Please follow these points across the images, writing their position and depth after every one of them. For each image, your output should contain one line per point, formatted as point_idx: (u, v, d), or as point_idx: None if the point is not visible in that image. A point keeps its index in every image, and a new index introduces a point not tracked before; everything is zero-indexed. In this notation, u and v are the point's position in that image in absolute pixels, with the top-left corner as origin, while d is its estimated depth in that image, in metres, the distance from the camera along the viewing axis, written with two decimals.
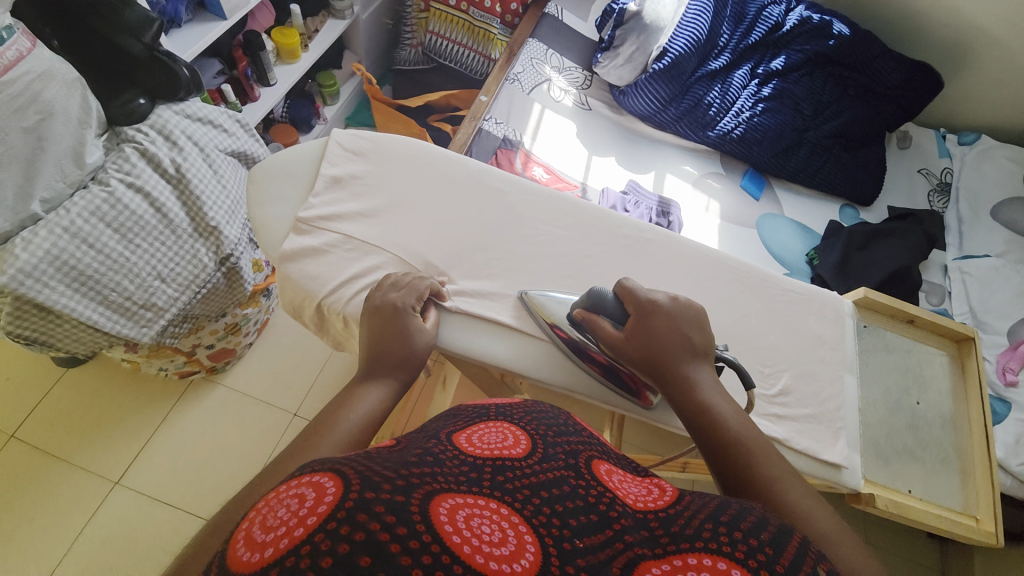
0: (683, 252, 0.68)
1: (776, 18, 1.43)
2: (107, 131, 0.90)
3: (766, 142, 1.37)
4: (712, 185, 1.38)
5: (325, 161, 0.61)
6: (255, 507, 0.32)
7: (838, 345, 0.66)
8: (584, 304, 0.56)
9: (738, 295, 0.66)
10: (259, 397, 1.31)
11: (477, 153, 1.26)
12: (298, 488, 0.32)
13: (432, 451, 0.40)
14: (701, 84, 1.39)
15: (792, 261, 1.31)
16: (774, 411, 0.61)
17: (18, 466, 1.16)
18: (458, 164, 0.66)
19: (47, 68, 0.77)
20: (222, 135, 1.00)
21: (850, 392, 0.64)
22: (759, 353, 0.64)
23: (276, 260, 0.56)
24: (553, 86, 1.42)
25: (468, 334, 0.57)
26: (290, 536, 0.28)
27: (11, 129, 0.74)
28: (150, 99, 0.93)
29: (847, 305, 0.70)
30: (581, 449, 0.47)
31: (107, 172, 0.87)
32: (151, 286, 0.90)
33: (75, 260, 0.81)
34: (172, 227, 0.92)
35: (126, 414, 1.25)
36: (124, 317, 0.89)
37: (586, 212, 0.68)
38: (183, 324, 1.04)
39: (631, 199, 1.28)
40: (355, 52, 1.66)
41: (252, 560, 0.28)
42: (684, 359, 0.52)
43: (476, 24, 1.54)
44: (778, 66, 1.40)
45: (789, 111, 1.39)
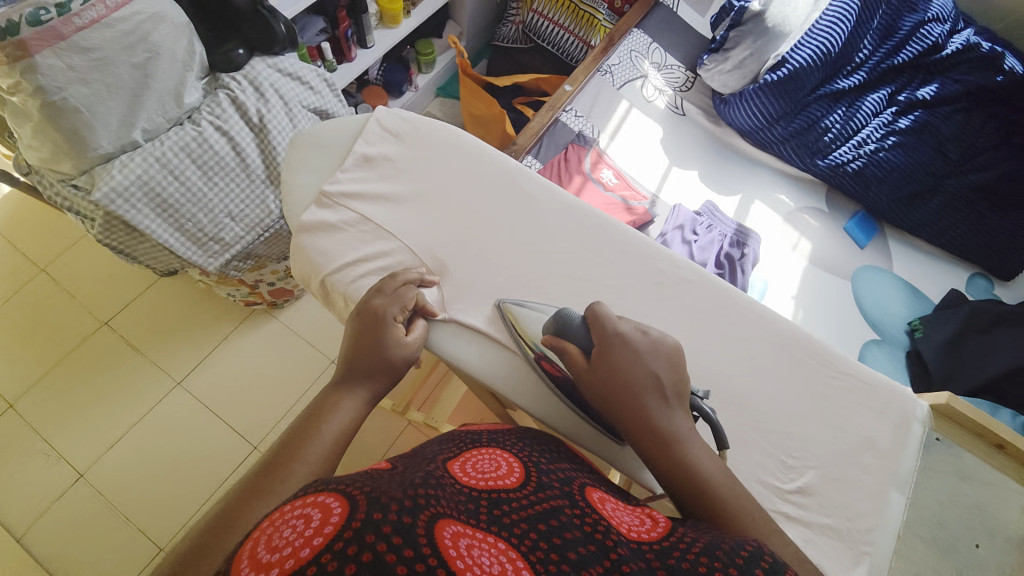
0: (722, 302, 0.59)
1: (937, 38, 1.20)
2: (208, 76, 0.98)
3: (888, 182, 1.16)
4: (808, 221, 1.21)
5: (361, 138, 0.61)
6: (259, 528, 0.30)
7: (891, 454, 0.55)
8: (551, 328, 0.52)
9: (775, 365, 0.57)
10: (305, 339, 1.41)
11: (548, 145, 1.21)
12: (304, 510, 0.30)
13: (429, 474, 0.39)
14: (820, 104, 1.20)
15: (888, 326, 1.12)
16: (785, 511, 0.52)
17: (106, 350, 1.34)
18: (494, 161, 0.63)
19: (159, 10, 0.85)
20: (308, 92, 1.05)
21: (892, 513, 0.53)
22: (785, 439, 0.55)
23: (293, 229, 0.57)
24: (647, 84, 1.31)
25: (456, 343, 0.55)
26: (295, 557, 0.27)
27: (120, 63, 0.82)
28: (249, 50, 1.00)
29: (921, 409, 0.57)
30: (574, 477, 0.46)
31: (201, 114, 0.95)
32: (221, 222, 0.99)
33: (161, 188, 0.91)
34: (248, 172, 0.99)
35: (196, 326, 1.39)
36: (195, 246, 0.98)
37: (621, 236, 0.62)
38: (246, 261, 1.12)
39: (704, 221, 1.15)
40: (458, 23, 1.65)
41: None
42: (655, 403, 0.47)
43: (582, 6, 1.47)
44: (926, 96, 1.18)
45: (927, 151, 1.16)
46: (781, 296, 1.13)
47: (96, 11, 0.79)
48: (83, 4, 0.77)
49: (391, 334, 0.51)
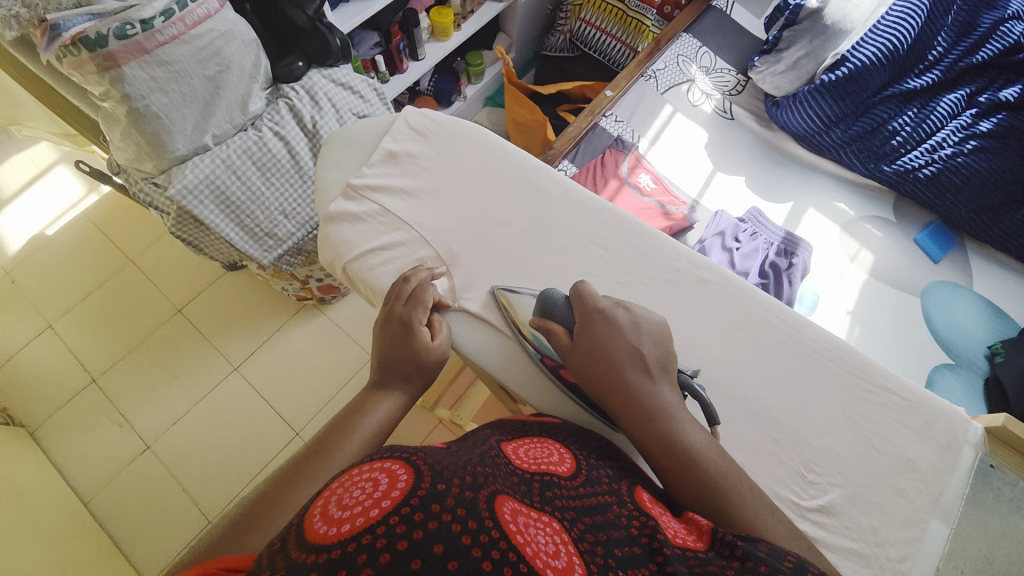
0: (743, 305, 0.56)
1: (1022, 35, 1.07)
2: (271, 86, 1.08)
3: (968, 190, 1.05)
4: (870, 231, 1.11)
5: (387, 136, 0.64)
6: (332, 484, 0.32)
7: (932, 480, 0.49)
8: (538, 311, 0.55)
9: (799, 373, 0.53)
10: (349, 334, 1.50)
11: (585, 150, 1.21)
12: (371, 473, 0.33)
13: (489, 455, 0.40)
14: (887, 105, 1.11)
15: (962, 348, 1.00)
16: (804, 530, 0.48)
17: (177, 335, 1.49)
18: (512, 158, 0.64)
19: (230, 28, 0.94)
20: (358, 100, 1.14)
21: (931, 546, 0.48)
22: (806, 452, 0.51)
23: (321, 218, 0.61)
24: (694, 88, 1.27)
25: (467, 333, 0.57)
26: (366, 515, 0.29)
27: (195, 75, 0.92)
28: (307, 62, 1.09)
29: (975, 433, 0.51)
30: (625, 476, 0.46)
31: (263, 121, 1.05)
32: (276, 219, 1.09)
33: (226, 187, 1.01)
34: (301, 173, 1.08)
35: (254, 316, 1.52)
36: (252, 241, 1.09)
37: (637, 234, 0.60)
38: (298, 255, 1.22)
39: (747, 228, 1.10)
40: (508, 35, 1.70)
41: (329, 533, 0.29)
42: (638, 376, 0.49)
43: (630, 13, 1.46)
44: (1016, 94, 1.05)
45: (1016, 156, 1.03)
46: (834, 310, 1.04)
47: (176, 28, 0.87)
48: (164, 21, 0.85)
49: (420, 340, 0.53)
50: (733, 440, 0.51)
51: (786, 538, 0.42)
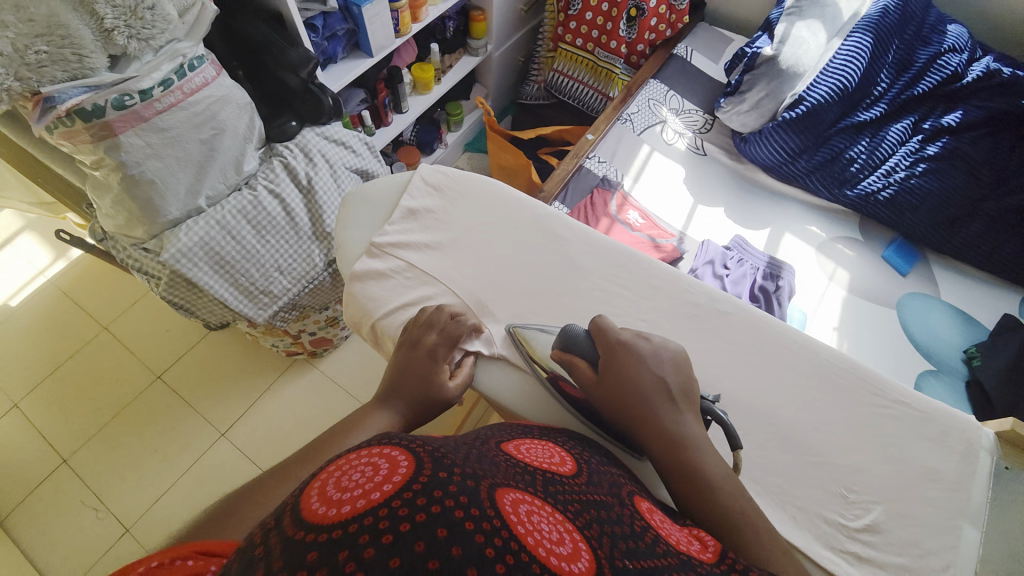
0: (763, 334, 0.59)
1: (956, 67, 1.19)
2: (264, 146, 1.08)
3: (924, 209, 1.15)
4: (842, 251, 1.19)
5: (406, 194, 0.66)
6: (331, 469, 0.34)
7: (962, 489, 0.52)
8: (559, 344, 0.56)
9: (821, 395, 0.56)
10: (344, 387, 1.46)
11: (573, 191, 1.26)
12: (371, 458, 0.34)
13: (489, 453, 0.42)
14: (843, 136, 1.22)
15: (943, 355, 1.07)
16: (853, 550, 0.50)
17: (160, 403, 1.40)
18: (528, 207, 0.67)
19: (225, 94, 0.95)
20: (351, 155, 1.15)
21: (972, 554, 0.50)
22: (842, 473, 0.53)
23: (347, 277, 0.61)
24: (666, 128, 1.37)
25: (496, 378, 0.58)
26: (368, 497, 0.30)
27: (190, 139, 0.91)
28: (299, 121, 1.10)
29: (988, 438, 0.54)
30: (623, 483, 0.47)
31: (257, 180, 1.04)
32: (271, 276, 1.06)
33: (220, 247, 0.98)
34: (296, 229, 1.07)
35: (242, 377, 1.46)
36: (248, 299, 1.05)
37: (655, 274, 0.63)
38: (292, 311, 1.18)
39: (734, 256, 1.16)
40: (484, 85, 1.78)
41: (330, 514, 0.30)
42: (664, 408, 0.51)
43: (600, 63, 1.55)
44: (953, 121, 1.17)
45: (961, 175, 1.14)
46: (822, 326, 1.10)
47: (173, 96, 0.87)
48: (161, 92, 0.86)
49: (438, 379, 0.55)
50: (773, 467, 0.53)
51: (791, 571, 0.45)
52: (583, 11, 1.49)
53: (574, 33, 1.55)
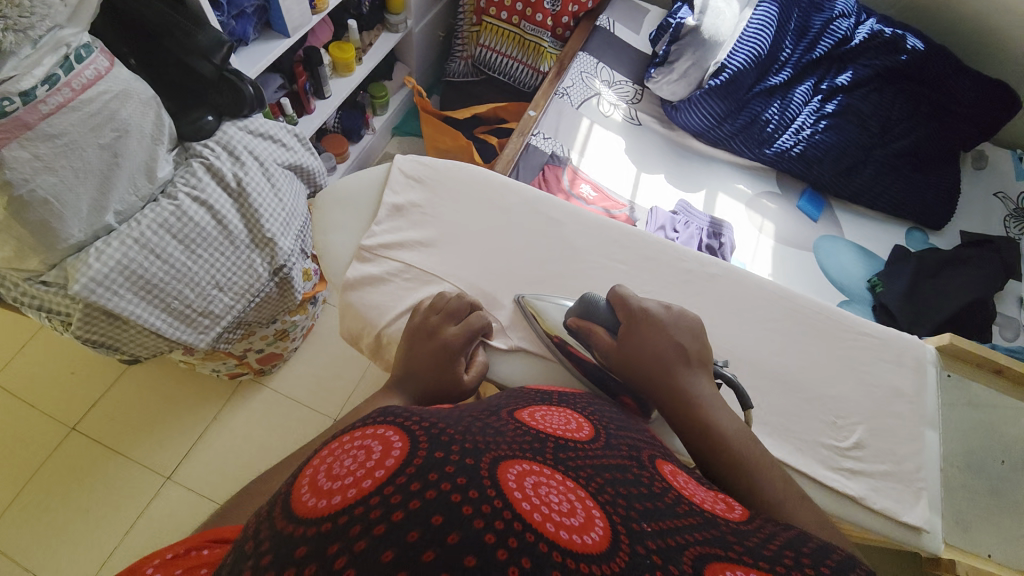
0: (746, 288, 0.66)
1: (845, 32, 1.34)
2: (177, 147, 0.93)
3: (827, 160, 1.30)
4: (766, 205, 1.32)
5: (388, 191, 0.68)
6: (323, 457, 0.33)
7: (918, 398, 0.62)
8: (577, 312, 0.58)
9: (802, 337, 0.63)
10: (301, 403, 1.33)
11: (524, 171, 1.25)
12: (363, 441, 0.33)
13: (498, 424, 0.39)
14: (759, 100, 1.33)
15: (852, 287, 1.23)
16: (847, 466, 0.58)
17: (80, 458, 1.21)
18: (514, 193, 0.70)
19: (124, 87, 0.81)
20: (281, 149, 1.01)
21: (931, 449, 0.60)
22: (829, 403, 0.60)
23: (341, 285, 0.63)
24: (602, 100, 1.40)
25: (505, 361, 0.60)
26: (357, 487, 0.28)
27: (88, 144, 0.76)
28: (218, 116, 0.96)
29: (930, 353, 0.65)
30: (643, 446, 0.45)
31: (175, 186, 0.88)
32: (209, 294, 0.90)
33: (142, 269, 0.82)
34: (232, 238, 0.91)
35: (180, 411, 1.29)
36: (184, 324, 0.89)
37: (645, 243, 0.68)
38: (237, 331, 1.03)
39: (681, 219, 1.24)
40: (406, 64, 1.68)
41: (319, 505, 0.28)
42: (678, 368, 0.52)
43: (528, 37, 1.53)
44: (844, 82, 1.33)
45: (854, 128, 1.31)
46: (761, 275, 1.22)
47: (62, 95, 0.74)
48: (47, 89, 0.72)
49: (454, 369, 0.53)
50: (774, 408, 0.59)
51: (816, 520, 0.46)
52: None
53: (497, 6, 1.51)
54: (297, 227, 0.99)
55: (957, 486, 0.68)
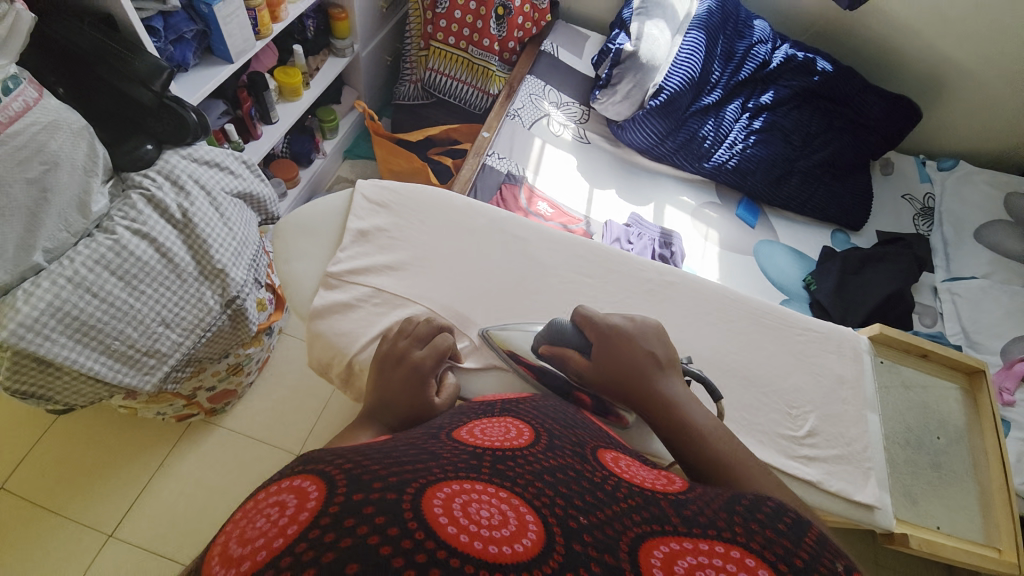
0: (702, 293, 0.70)
1: (764, 56, 1.47)
2: (113, 178, 0.87)
3: (760, 172, 1.41)
4: (710, 215, 1.41)
5: (352, 216, 0.68)
6: (232, 521, 0.29)
7: (859, 384, 0.68)
8: (546, 339, 0.59)
9: (756, 336, 0.68)
10: (260, 440, 1.25)
11: (482, 191, 1.27)
12: (278, 496, 0.29)
13: (431, 446, 0.37)
14: (695, 118, 1.43)
15: (791, 287, 1.34)
16: (805, 453, 0.62)
17: (6, 520, 1.09)
18: (481, 214, 0.71)
19: (54, 118, 0.76)
20: (229, 176, 0.96)
21: (874, 431, 0.66)
22: (785, 395, 0.65)
23: (307, 316, 0.62)
24: (552, 120, 1.45)
25: (479, 382, 0.60)
26: (268, 548, 0.25)
27: (14, 180, 0.72)
28: (157, 144, 0.90)
29: (864, 343, 0.72)
30: (586, 440, 0.45)
31: (112, 220, 0.82)
32: (155, 332, 0.84)
33: (77, 309, 0.76)
34: (179, 272, 0.85)
35: (121, 461, 1.18)
36: (127, 365, 0.82)
37: (609, 256, 0.71)
38: (186, 368, 0.96)
39: (634, 231, 1.30)
40: (354, 87, 1.67)
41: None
42: (653, 375, 0.55)
43: (476, 61, 1.55)
44: (768, 100, 1.46)
45: (779, 143, 1.44)
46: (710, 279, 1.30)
47: None
48: None
49: (428, 395, 0.52)
50: (736, 404, 0.63)
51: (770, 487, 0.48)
52: (451, 8, 1.48)
53: (445, 31, 1.52)
54: (249, 256, 0.95)
55: (900, 462, 0.74)
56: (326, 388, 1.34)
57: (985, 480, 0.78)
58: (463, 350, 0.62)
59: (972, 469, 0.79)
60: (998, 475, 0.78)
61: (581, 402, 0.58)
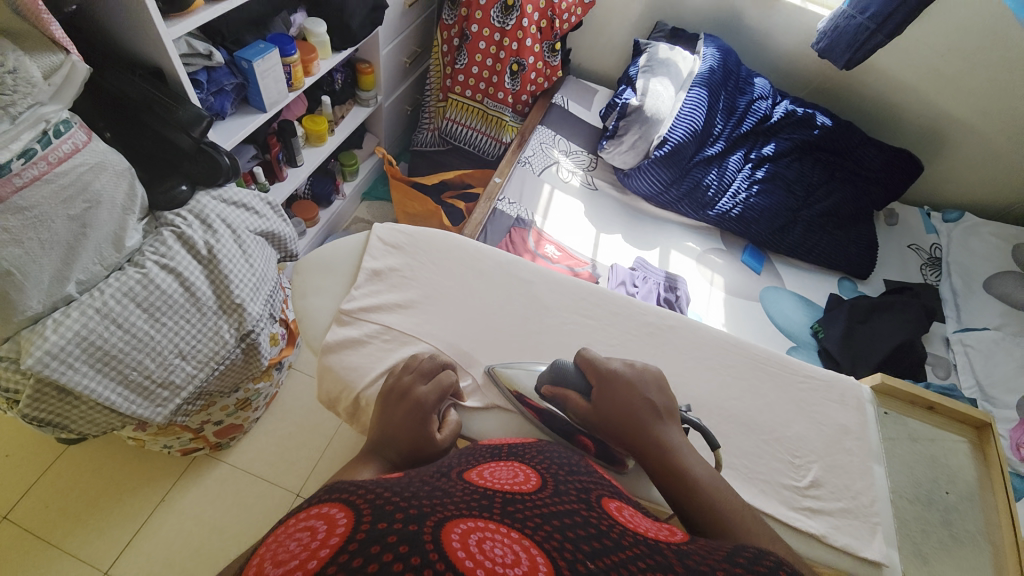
0: (702, 338, 0.71)
1: (764, 111, 1.53)
2: (147, 216, 0.93)
3: (763, 221, 1.45)
4: (715, 261, 1.44)
5: (366, 256, 0.71)
6: (263, 547, 0.31)
7: (864, 435, 0.67)
8: (547, 378, 0.61)
9: (758, 382, 0.69)
10: (261, 477, 1.25)
11: (491, 233, 1.32)
12: (308, 522, 0.32)
13: (445, 486, 0.38)
14: (699, 168, 1.49)
15: (798, 334, 1.34)
16: (809, 505, 0.61)
17: (6, 552, 1.09)
18: (489, 256, 0.75)
19: (100, 160, 0.82)
20: (254, 216, 1.02)
21: (881, 484, 0.65)
22: (787, 443, 0.65)
23: (319, 350, 0.65)
24: (561, 168, 1.52)
25: (481, 421, 0.62)
26: (301, 568, 0.27)
27: (57, 216, 0.77)
28: (191, 184, 0.97)
29: (867, 392, 0.72)
30: (591, 487, 0.42)
31: (143, 255, 0.87)
32: (171, 364, 0.86)
33: (102, 340, 0.80)
34: (199, 306, 0.89)
35: (124, 494, 1.19)
36: (141, 397, 0.85)
37: (612, 300, 0.73)
38: (197, 402, 0.98)
39: (640, 275, 1.33)
40: (376, 134, 1.77)
41: None
42: (650, 422, 0.56)
43: (490, 112, 1.63)
44: (770, 152, 1.51)
45: (782, 193, 1.48)
46: (716, 324, 1.31)
47: (37, 168, 0.74)
48: (22, 163, 0.72)
49: (429, 430, 0.53)
50: (737, 451, 0.63)
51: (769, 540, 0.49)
52: (469, 64, 1.56)
53: (462, 84, 1.61)
54: (266, 292, 0.99)
55: (909, 519, 0.73)
56: (332, 423, 1.34)
57: (999, 540, 0.76)
58: (466, 388, 0.64)
59: (984, 528, 0.77)
60: (1010, 534, 0.75)
61: (585, 447, 0.59)
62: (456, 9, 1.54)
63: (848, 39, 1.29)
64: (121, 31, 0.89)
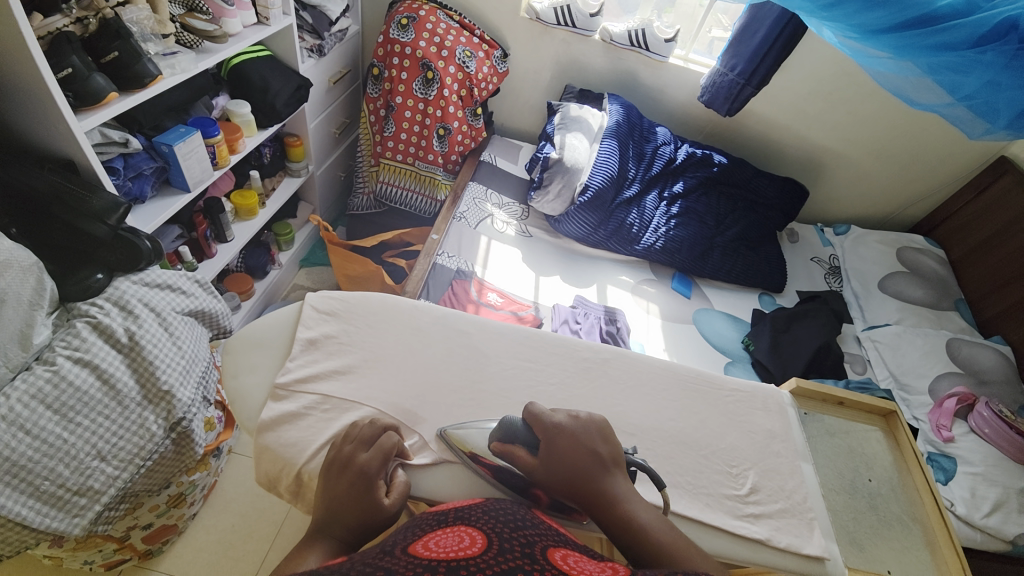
0: (635, 366, 0.77)
1: (669, 154, 1.70)
2: (58, 308, 0.88)
3: (684, 249, 1.58)
4: (648, 290, 1.53)
5: (299, 326, 0.72)
6: None
7: (788, 436, 0.74)
8: (499, 435, 0.62)
9: (690, 402, 0.75)
10: None
11: (433, 287, 1.35)
12: None
13: (387, 564, 0.36)
14: (622, 209, 1.61)
15: (731, 349, 1.43)
16: (751, 511, 0.66)
17: None
18: (426, 313, 0.77)
19: (5, 257, 0.78)
20: (181, 297, 0.97)
21: (810, 480, 0.71)
22: (723, 455, 0.70)
23: (255, 432, 0.63)
24: (495, 220, 1.59)
25: (430, 481, 0.62)
26: None
27: None
28: (109, 273, 0.94)
29: (786, 396, 0.79)
30: (536, 540, 0.43)
31: (53, 350, 0.81)
32: (88, 468, 0.79)
33: (9, 449, 0.73)
34: (120, 398, 0.83)
35: None
36: (56, 509, 0.76)
37: (548, 342, 0.77)
38: (121, 506, 0.88)
39: (580, 312, 1.39)
40: (310, 202, 1.79)
41: None
42: (599, 474, 0.57)
43: (422, 172, 1.70)
44: (679, 190, 1.67)
45: (696, 223, 1.64)
46: (657, 352, 1.37)
47: None
48: None
49: (375, 499, 0.52)
50: (678, 471, 0.67)
51: (705, 563, 0.52)
52: (397, 131, 1.64)
53: (392, 149, 1.67)
54: (198, 374, 0.93)
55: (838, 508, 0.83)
56: (282, 507, 1.26)
57: (924, 517, 0.85)
58: (412, 447, 0.64)
59: (910, 509, 0.86)
60: (933, 510, 0.85)
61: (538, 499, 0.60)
62: (380, 83, 1.64)
63: (724, 92, 1.50)
64: (27, 127, 0.87)
